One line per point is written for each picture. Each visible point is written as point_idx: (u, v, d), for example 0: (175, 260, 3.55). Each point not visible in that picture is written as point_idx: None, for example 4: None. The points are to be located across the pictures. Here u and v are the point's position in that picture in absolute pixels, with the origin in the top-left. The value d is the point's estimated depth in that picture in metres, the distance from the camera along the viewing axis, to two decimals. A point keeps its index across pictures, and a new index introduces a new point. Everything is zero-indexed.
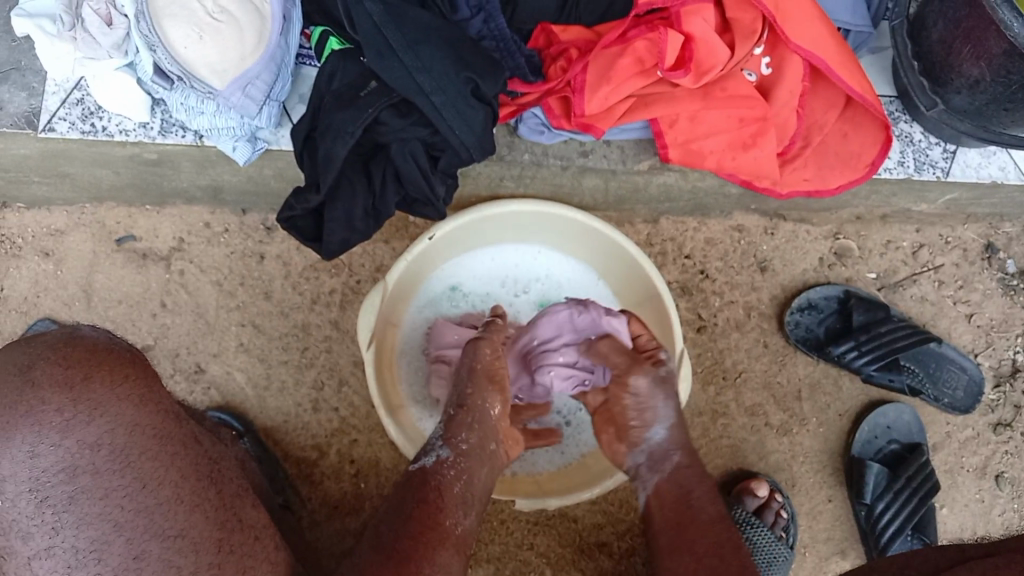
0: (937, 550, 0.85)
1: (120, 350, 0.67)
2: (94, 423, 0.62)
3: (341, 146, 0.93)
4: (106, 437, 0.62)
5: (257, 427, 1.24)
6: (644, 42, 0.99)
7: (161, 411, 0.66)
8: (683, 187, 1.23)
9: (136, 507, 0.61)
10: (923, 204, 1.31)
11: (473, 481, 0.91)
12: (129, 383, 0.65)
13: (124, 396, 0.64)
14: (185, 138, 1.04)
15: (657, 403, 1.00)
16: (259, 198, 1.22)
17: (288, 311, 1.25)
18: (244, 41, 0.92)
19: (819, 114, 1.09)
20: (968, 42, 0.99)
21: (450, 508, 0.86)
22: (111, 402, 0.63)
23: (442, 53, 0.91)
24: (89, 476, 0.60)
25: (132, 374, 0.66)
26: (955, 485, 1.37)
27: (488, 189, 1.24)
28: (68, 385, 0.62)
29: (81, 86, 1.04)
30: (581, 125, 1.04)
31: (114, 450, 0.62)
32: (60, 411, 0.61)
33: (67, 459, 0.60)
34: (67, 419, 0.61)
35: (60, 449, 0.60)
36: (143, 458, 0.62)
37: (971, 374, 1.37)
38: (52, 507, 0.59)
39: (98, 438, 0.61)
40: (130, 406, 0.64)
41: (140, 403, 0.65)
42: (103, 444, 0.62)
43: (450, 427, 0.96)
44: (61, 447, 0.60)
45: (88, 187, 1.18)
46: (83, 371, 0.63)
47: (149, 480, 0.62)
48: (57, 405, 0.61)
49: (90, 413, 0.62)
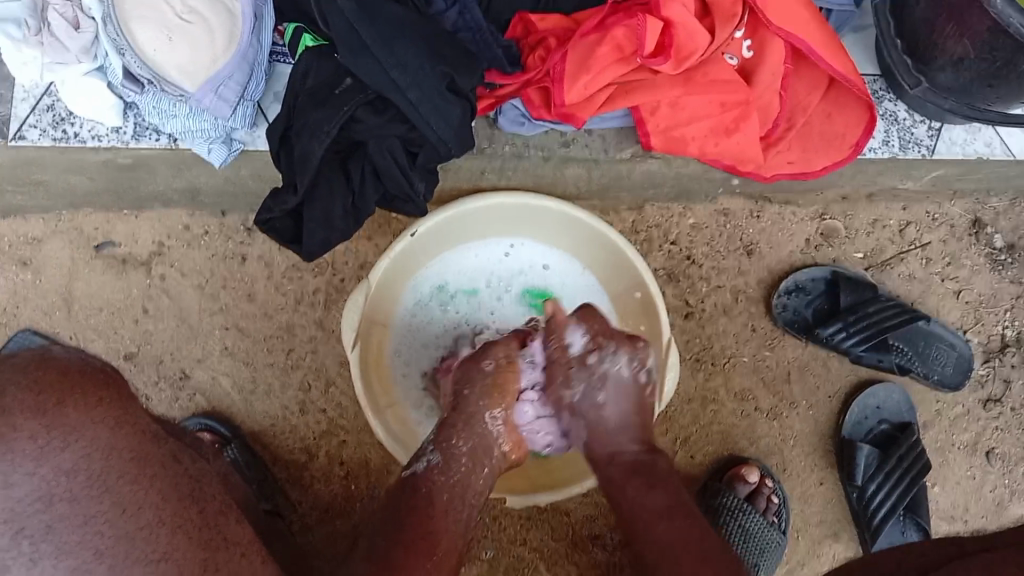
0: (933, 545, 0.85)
1: (93, 372, 0.64)
2: (69, 450, 0.58)
3: (317, 145, 0.92)
4: (83, 462, 0.58)
5: (245, 431, 1.23)
6: (623, 29, 0.97)
7: (139, 431, 0.62)
8: (666, 174, 1.22)
9: (117, 533, 0.56)
10: (909, 182, 1.30)
11: (465, 490, 0.91)
12: (105, 406, 0.62)
13: (100, 420, 0.60)
14: (159, 141, 1.02)
15: (613, 397, 0.99)
16: (238, 199, 1.21)
17: (272, 312, 1.23)
18: (214, 43, 0.91)
19: (802, 96, 1.08)
20: (951, 20, 0.98)
21: (439, 517, 0.85)
22: (87, 427, 0.59)
23: (417, 48, 0.89)
24: (66, 503, 0.56)
25: (107, 397, 0.62)
26: (946, 462, 1.38)
27: (470, 182, 1.23)
28: (40, 411, 0.58)
29: (50, 92, 1.01)
30: (562, 115, 1.03)
31: (92, 475, 0.58)
32: (34, 438, 0.57)
33: (42, 487, 0.56)
34: (41, 446, 0.57)
35: (36, 477, 0.56)
36: (120, 482, 0.58)
37: (959, 351, 1.37)
38: (29, 538, 0.54)
39: (75, 464, 0.57)
40: (106, 429, 0.60)
41: (117, 427, 0.61)
42: (82, 468, 0.57)
43: (443, 432, 0.96)
44: (36, 476, 0.56)
45: (64, 194, 1.16)
46: (55, 398, 0.59)
47: (128, 505, 0.58)
48: (30, 431, 0.57)
49: (65, 439, 0.58)
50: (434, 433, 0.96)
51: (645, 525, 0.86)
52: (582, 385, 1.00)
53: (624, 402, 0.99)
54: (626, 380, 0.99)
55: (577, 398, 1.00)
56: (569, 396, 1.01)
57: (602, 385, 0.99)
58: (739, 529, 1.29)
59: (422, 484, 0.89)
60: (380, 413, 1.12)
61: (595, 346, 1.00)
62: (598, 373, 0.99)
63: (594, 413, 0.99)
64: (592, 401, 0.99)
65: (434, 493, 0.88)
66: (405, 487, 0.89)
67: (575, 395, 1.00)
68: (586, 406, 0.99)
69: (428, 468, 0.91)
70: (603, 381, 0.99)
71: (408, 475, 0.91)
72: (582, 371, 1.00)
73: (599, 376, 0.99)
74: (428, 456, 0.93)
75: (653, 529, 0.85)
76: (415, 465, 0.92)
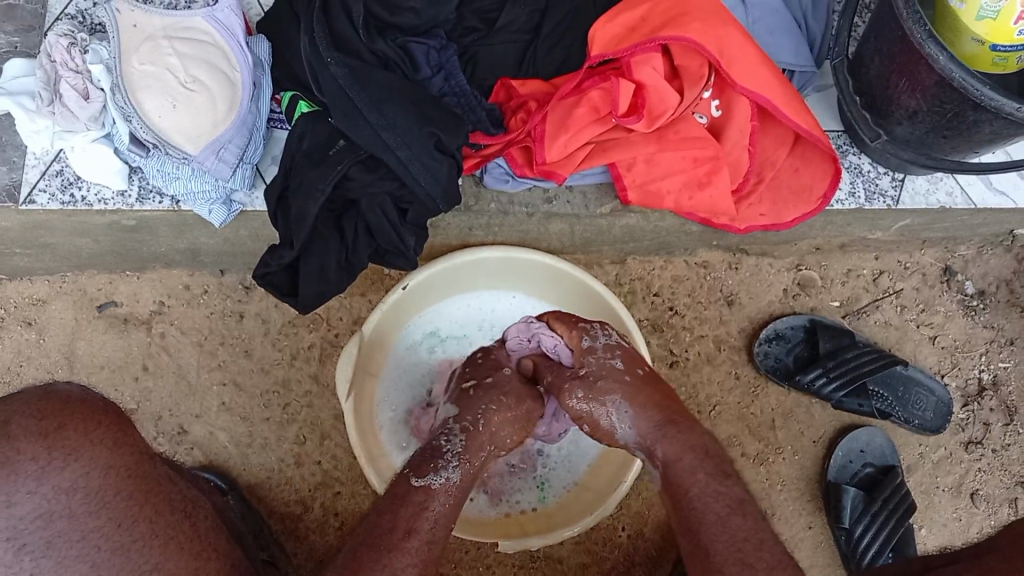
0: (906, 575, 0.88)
1: (92, 400, 0.73)
2: (68, 469, 0.67)
3: (313, 204, 0.98)
4: (81, 480, 0.68)
5: (241, 484, 1.25)
6: (598, 92, 1.05)
7: (133, 453, 0.73)
8: (646, 227, 1.28)
9: (112, 546, 0.67)
10: (878, 232, 1.36)
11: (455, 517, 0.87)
12: (103, 428, 0.71)
13: (98, 440, 0.70)
14: (163, 204, 1.07)
15: (625, 362, 0.99)
16: (236, 258, 1.26)
17: (269, 368, 1.27)
18: (216, 108, 0.99)
19: (770, 152, 1.15)
20: (903, 76, 1.05)
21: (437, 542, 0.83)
22: (86, 446, 0.69)
23: (406, 110, 0.97)
24: (65, 519, 0.66)
25: (105, 420, 0.72)
26: (932, 504, 1.40)
27: (459, 237, 1.28)
28: (42, 434, 0.67)
29: (60, 158, 1.07)
30: (544, 172, 1.10)
31: (89, 492, 0.68)
32: (36, 458, 0.66)
33: (43, 505, 0.66)
34: (42, 466, 0.66)
35: (37, 496, 0.65)
36: (116, 498, 0.69)
37: (939, 397, 1.40)
38: (30, 554, 0.64)
39: (73, 483, 0.67)
40: (104, 449, 0.70)
41: (113, 445, 0.71)
42: (79, 487, 0.68)
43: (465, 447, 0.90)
44: (38, 494, 0.65)
45: (68, 256, 1.21)
46: (56, 422, 0.68)
47: (123, 520, 0.69)
48: (33, 453, 0.66)
49: (65, 459, 0.67)
50: (461, 441, 0.92)
51: (708, 525, 0.82)
52: (585, 381, 0.98)
53: (636, 369, 0.99)
54: (623, 348, 1.01)
55: (590, 398, 0.96)
56: (583, 406, 0.97)
57: (608, 356, 0.99)
58: None
59: (432, 504, 0.84)
60: (373, 462, 1.14)
61: (581, 333, 1.03)
62: (595, 353, 1.00)
63: (613, 388, 0.95)
64: (606, 374, 0.97)
65: (438, 517, 0.83)
66: (410, 501, 0.83)
67: (586, 402, 0.96)
68: (606, 377, 0.97)
69: (443, 491, 0.86)
70: (607, 350, 1.00)
71: (421, 488, 0.85)
72: (585, 363, 1.00)
73: (602, 350, 1.01)
74: (447, 473, 0.87)
75: (725, 528, 0.81)
76: (432, 478, 0.86)
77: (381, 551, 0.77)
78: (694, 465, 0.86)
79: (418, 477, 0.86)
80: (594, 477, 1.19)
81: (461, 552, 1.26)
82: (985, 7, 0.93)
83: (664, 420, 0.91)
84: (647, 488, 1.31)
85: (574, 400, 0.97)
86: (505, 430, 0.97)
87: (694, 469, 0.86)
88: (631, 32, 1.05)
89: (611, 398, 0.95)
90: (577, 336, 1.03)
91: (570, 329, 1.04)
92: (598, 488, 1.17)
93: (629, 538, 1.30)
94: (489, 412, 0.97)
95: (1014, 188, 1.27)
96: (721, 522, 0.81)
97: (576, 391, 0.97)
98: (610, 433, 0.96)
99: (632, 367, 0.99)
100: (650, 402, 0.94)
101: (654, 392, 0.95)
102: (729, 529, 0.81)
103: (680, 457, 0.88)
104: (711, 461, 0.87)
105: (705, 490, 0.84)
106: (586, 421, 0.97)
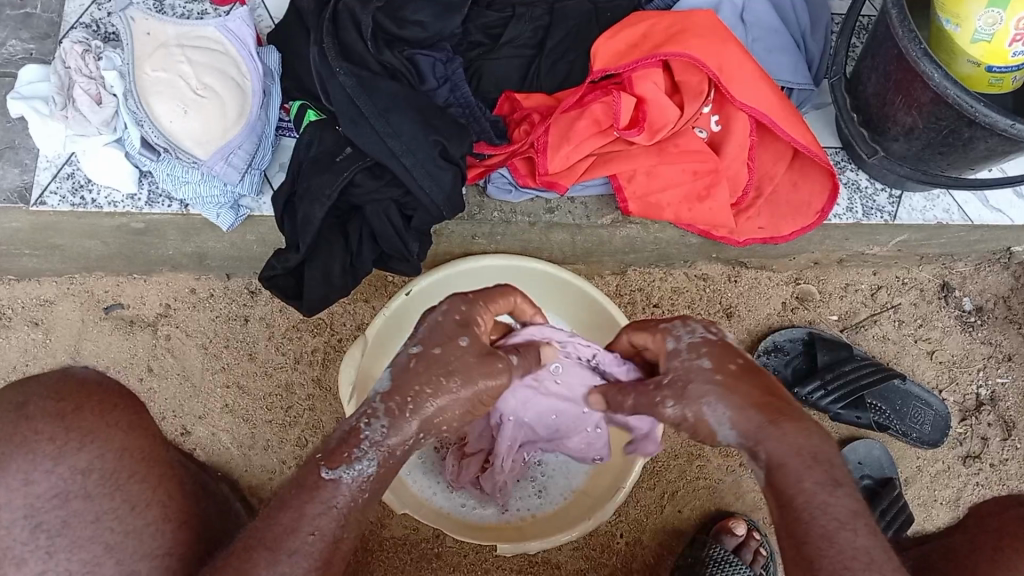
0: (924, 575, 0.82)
1: (108, 383, 0.72)
2: (84, 450, 0.67)
3: (319, 208, 1.00)
4: (96, 461, 0.67)
5: (242, 485, 1.26)
6: (600, 105, 1.07)
7: (149, 435, 0.71)
8: (646, 238, 1.30)
9: (124, 528, 0.65)
10: (876, 247, 1.38)
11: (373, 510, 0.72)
12: (118, 410, 0.70)
13: (113, 422, 0.69)
14: (171, 207, 1.09)
15: (716, 355, 0.75)
16: (243, 263, 1.28)
17: (272, 371, 1.29)
18: (225, 114, 1.02)
19: (768, 166, 1.17)
20: (899, 93, 1.07)
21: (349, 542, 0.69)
22: (100, 428, 0.68)
23: (411, 119, 0.99)
24: (80, 499, 0.65)
25: (121, 404, 0.71)
26: (929, 518, 1.40)
27: (461, 245, 1.30)
28: (60, 416, 0.67)
29: (71, 161, 1.08)
30: (546, 183, 1.11)
31: (103, 474, 0.67)
32: (52, 440, 0.66)
33: (60, 484, 0.65)
34: (59, 446, 0.66)
35: (54, 475, 0.65)
36: (130, 481, 0.67)
37: (936, 410, 1.41)
38: (46, 532, 0.64)
39: (89, 463, 0.66)
40: (119, 431, 0.69)
41: (128, 428, 0.70)
42: (94, 468, 0.66)
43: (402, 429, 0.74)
44: (54, 474, 0.65)
45: (78, 257, 1.23)
46: (72, 403, 0.68)
47: (136, 503, 0.67)
48: (49, 434, 0.66)
49: (81, 440, 0.67)
50: (383, 426, 0.72)
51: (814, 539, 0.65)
52: (670, 386, 0.75)
53: (733, 363, 0.74)
54: (713, 338, 0.77)
55: (681, 404, 0.74)
56: (676, 415, 0.74)
57: (693, 354, 0.75)
58: None
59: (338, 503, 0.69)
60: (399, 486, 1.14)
61: (662, 332, 0.79)
62: (679, 355, 0.76)
63: (704, 392, 0.72)
64: (695, 376, 0.74)
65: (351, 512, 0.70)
66: (315, 499, 0.68)
67: (677, 409, 0.74)
68: (694, 379, 0.74)
69: (356, 487, 0.70)
70: (693, 344, 0.76)
71: (330, 484, 0.69)
72: (668, 369, 0.76)
73: (687, 349, 0.76)
74: (360, 466, 0.70)
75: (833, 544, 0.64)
76: (343, 471, 0.70)
77: (279, 557, 0.64)
78: (799, 472, 0.68)
79: (328, 469, 0.69)
80: (593, 483, 1.19)
81: (460, 556, 1.27)
82: (980, 30, 0.95)
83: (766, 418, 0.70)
84: (645, 495, 1.32)
85: (662, 407, 0.75)
86: (467, 407, 0.77)
87: (800, 477, 0.68)
88: (635, 47, 1.07)
89: (704, 398, 0.72)
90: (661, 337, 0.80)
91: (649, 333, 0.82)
92: (597, 495, 1.18)
93: (626, 545, 1.31)
94: (444, 385, 0.75)
95: (1010, 205, 1.29)
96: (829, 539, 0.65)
97: (664, 401, 0.75)
98: (711, 436, 0.73)
99: (725, 360, 0.74)
100: (752, 398, 0.71)
101: (754, 389, 0.72)
102: (839, 545, 0.64)
103: (782, 463, 0.69)
104: (824, 468, 0.68)
105: (814, 500, 0.67)
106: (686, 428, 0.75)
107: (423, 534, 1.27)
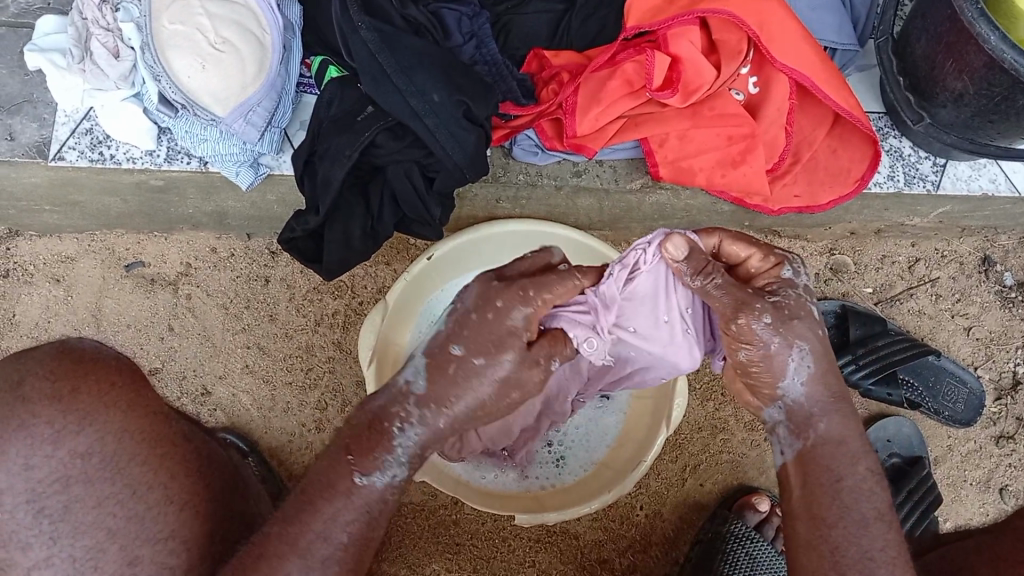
0: (949, 561, 0.82)
1: (105, 359, 0.72)
2: (83, 434, 0.68)
3: (339, 168, 0.97)
4: (95, 445, 0.68)
5: (262, 447, 1.26)
6: (633, 64, 1.03)
7: (149, 414, 0.72)
8: (676, 205, 1.26)
9: (128, 514, 0.68)
10: (916, 218, 1.33)
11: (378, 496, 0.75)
12: (116, 390, 0.70)
13: (111, 403, 0.69)
14: (191, 164, 1.07)
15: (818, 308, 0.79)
16: (263, 223, 1.26)
17: (292, 333, 1.28)
18: (244, 69, 0.98)
19: (807, 132, 1.12)
20: (950, 56, 1.02)
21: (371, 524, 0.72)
22: (99, 411, 0.68)
23: (435, 78, 0.95)
24: (80, 485, 0.67)
25: (118, 381, 0.70)
26: (958, 499, 1.36)
27: (485, 209, 1.27)
28: (57, 398, 0.67)
29: (90, 116, 1.07)
30: (573, 146, 1.07)
31: (104, 457, 0.68)
32: (50, 423, 0.66)
33: (60, 470, 0.67)
34: (57, 431, 0.67)
35: (53, 460, 0.66)
36: (132, 463, 0.69)
37: (970, 387, 1.36)
38: (48, 517, 0.66)
39: (88, 447, 0.68)
40: (119, 413, 0.69)
41: (128, 407, 0.70)
42: (94, 452, 0.68)
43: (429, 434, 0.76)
44: (53, 458, 0.66)
45: (98, 214, 1.22)
46: (69, 384, 0.68)
47: (139, 486, 0.69)
48: (48, 418, 0.66)
49: (78, 423, 0.67)
50: (415, 434, 0.75)
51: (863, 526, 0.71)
52: (775, 308, 0.76)
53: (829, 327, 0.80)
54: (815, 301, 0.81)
55: (779, 331, 0.76)
56: (763, 333, 0.76)
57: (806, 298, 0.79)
58: (746, 557, 1.24)
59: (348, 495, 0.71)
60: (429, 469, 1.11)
61: (777, 262, 0.81)
62: (791, 289, 0.79)
63: (807, 332, 0.77)
64: (802, 315, 0.77)
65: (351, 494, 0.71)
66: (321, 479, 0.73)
67: (771, 333, 0.76)
68: (802, 319, 0.77)
69: (387, 489, 0.73)
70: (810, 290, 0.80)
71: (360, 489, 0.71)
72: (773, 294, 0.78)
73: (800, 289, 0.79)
74: (391, 471, 0.73)
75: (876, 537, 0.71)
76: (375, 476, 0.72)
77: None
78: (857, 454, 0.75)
79: (361, 476, 0.72)
80: (614, 456, 1.17)
81: (478, 524, 1.26)
82: None
83: (838, 393, 0.78)
84: (666, 468, 1.30)
85: (755, 321, 0.76)
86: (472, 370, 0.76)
87: (855, 461, 0.75)
88: (669, 3, 1.02)
89: (801, 341, 0.76)
90: (775, 265, 0.82)
91: (761, 251, 0.82)
92: (618, 467, 1.16)
93: (646, 517, 1.29)
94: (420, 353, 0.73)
95: None
96: (863, 529, 0.72)
97: (764, 316, 0.76)
98: (771, 377, 0.77)
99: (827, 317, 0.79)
100: (831, 363, 0.78)
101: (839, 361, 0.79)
102: (871, 535, 0.71)
103: (844, 440, 0.76)
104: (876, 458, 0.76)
105: (862, 486, 0.73)
106: (749, 347, 0.77)
107: (441, 501, 1.26)
